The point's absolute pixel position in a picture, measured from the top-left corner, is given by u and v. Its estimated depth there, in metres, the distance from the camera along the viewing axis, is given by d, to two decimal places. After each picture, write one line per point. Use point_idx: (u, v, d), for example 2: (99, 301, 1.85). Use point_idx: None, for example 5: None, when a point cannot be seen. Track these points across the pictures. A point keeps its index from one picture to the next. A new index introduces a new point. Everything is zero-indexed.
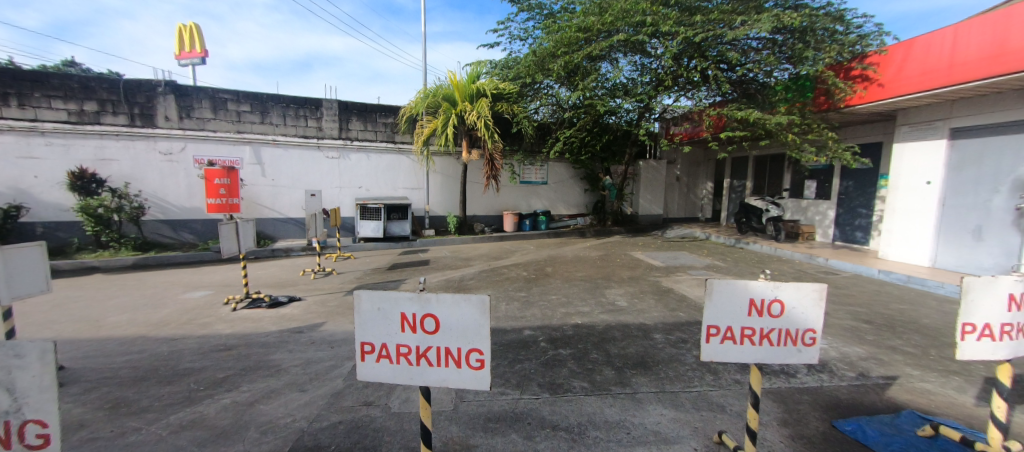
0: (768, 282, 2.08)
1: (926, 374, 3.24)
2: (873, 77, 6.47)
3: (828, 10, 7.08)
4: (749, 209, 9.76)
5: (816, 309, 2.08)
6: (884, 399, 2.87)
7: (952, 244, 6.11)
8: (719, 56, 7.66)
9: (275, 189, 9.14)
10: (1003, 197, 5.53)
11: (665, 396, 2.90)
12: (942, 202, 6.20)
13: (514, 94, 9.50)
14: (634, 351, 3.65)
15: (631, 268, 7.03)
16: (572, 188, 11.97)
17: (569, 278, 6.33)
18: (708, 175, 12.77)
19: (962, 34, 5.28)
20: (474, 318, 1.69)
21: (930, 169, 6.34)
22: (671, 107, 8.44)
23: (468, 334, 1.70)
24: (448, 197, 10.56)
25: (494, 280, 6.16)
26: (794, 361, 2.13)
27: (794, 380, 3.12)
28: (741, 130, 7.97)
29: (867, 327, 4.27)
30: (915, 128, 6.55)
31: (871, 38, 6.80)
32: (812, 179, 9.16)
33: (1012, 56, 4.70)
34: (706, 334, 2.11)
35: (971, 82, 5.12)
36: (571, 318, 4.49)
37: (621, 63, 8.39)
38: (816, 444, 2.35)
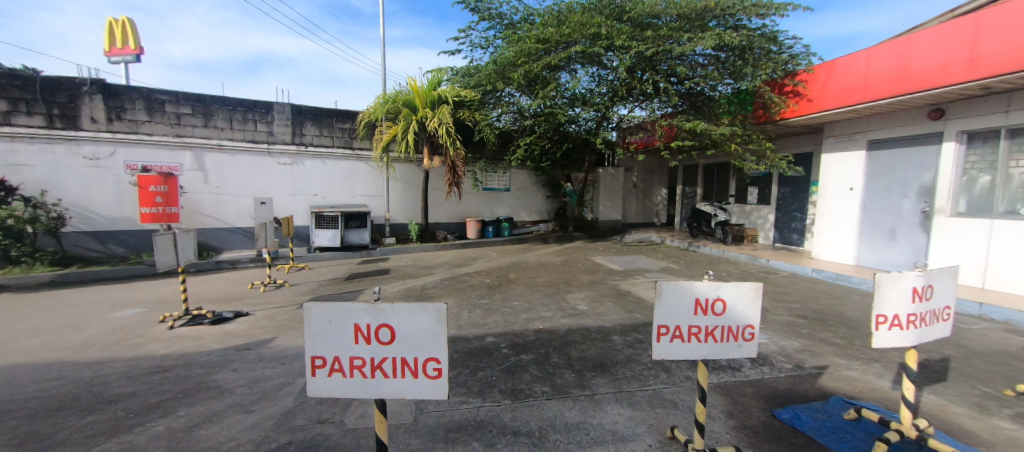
0: (711, 283, 2.23)
1: (851, 362, 3.57)
2: (803, 92, 7.09)
3: (764, 31, 7.68)
4: (699, 214, 10.34)
5: (753, 306, 2.25)
6: (816, 387, 3.13)
7: (872, 244, 6.77)
8: (669, 70, 8.10)
9: (220, 197, 8.59)
10: (911, 201, 6.22)
11: (622, 396, 3.00)
12: (863, 206, 6.87)
13: (476, 101, 9.52)
14: (593, 353, 3.75)
15: (591, 272, 7.21)
16: (534, 195, 12.12)
17: (531, 283, 6.40)
18: (662, 182, 13.39)
19: (874, 56, 5.93)
20: (430, 327, 1.68)
21: (852, 177, 7.02)
22: (626, 117, 8.81)
23: (424, 343, 1.69)
24: (409, 204, 10.37)
25: (456, 288, 6.11)
26: (735, 356, 2.29)
27: (739, 374, 3.33)
28: (690, 139, 8.44)
29: (802, 322, 4.64)
30: (839, 140, 7.24)
31: (801, 57, 7.44)
32: (754, 186, 9.85)
33: (916, 78, 5.33)
34: (657, 334, 2.21)
35: (883, 99, 5.75)
36: (533, 323, 4.55)
37: (579, 74, 8.66)
38: (757, 433, 2.52)
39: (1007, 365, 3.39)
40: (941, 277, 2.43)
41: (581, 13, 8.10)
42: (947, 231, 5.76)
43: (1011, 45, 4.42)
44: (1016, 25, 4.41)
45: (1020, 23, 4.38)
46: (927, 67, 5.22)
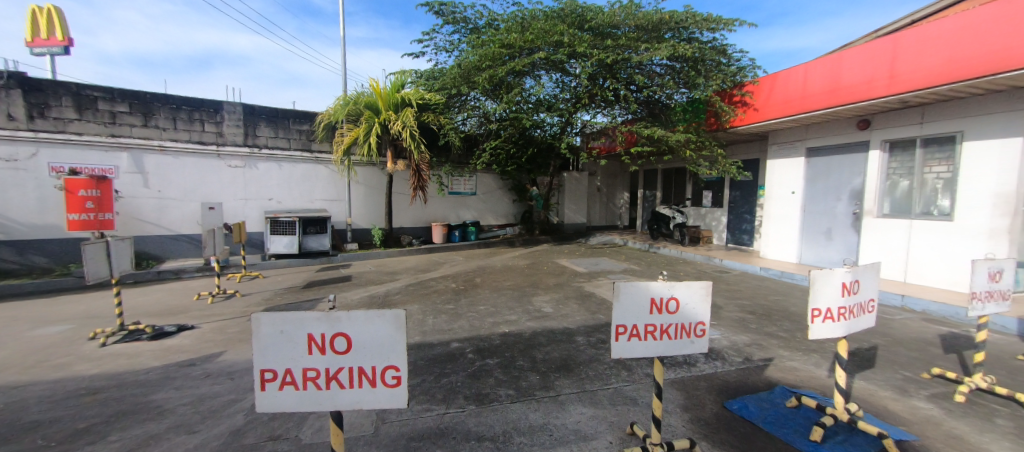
0: (664, 282, 2.33)
1: (794, 354, 3.84)
2: (750, 102, 7.57)
3: (715, 44, 8.15)
4: (658, 216, 10.77)
5: (704, 304, 2.38)
6: (763, 379, 3.34)
7: (812, 243, 7.31)
8: (629, 78, 8.40)
9: (162, 202, 8.02)
10: (844, 204, 6.78)
11: (585, 396, 3.06)
12: (803, 208, 7.42)
13: (441, 105, 9.45)
14: (558, 355, 3.80)
15: (556, 275, 7.31)
16: (500, 199, 12.15)
17: (497, 287, 6.40)
18: (624, 186, 13.83)
19: (810, 71, 6.45)
20: (389, 334, 1.66)
21: (794, 181, 7.56)
22: (589, 122, 9.05)
23: (383, 352, 1.67)
24: (372, 209, 10.11)
25: (421, 294, 6.01)
26: (688, 352, 2.40)
27: (694, 369, 3.49)
28: (649, 145, 8.78)
29: (751, 317, 4.94)
30: (783, 147, 7.78)
31: (748, 70, 7.95)
32: (708, 190, 10.38)
33: (846, 91, 5.83)
34: (616, 333, 2.28)
35: (818, 110, 6.25)
36: (499, 327, 4.56)
37: (543, 79, 8.81)
38: (710, 424, 2.65)
39: (924, 350, 3.76)
40: (865, 272, 2.67)
41: (544, 21, 8.27)
42: (874, 230, 6.32)
43: (927, 62, 4.95)
44: (931, 45, 4.95)
45: (934, 43, 4.92)
46: (855, 82, 5.74)
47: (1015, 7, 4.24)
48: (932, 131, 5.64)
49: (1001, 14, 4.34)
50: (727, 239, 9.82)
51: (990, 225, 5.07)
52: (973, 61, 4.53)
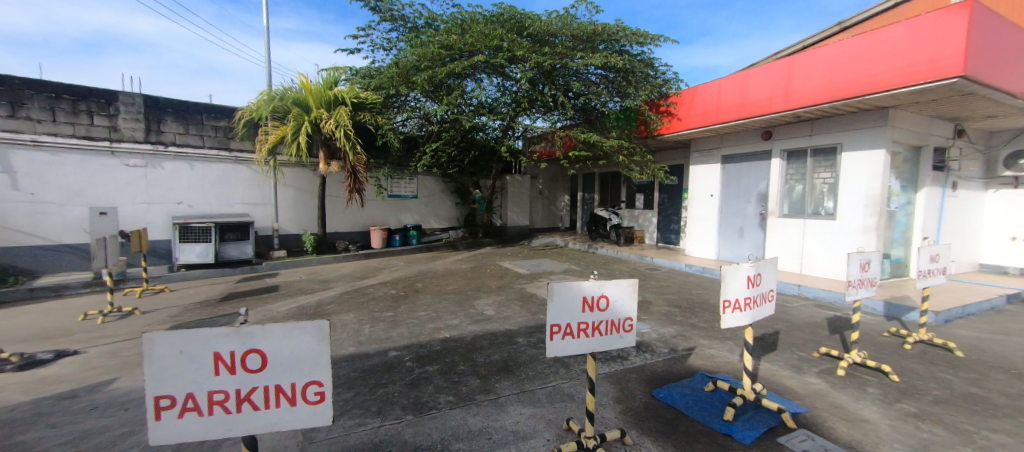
0: (595, 282, 2.44)
1: (713, 342, 4.20)
2: (675, 112, 8.17)
3: (644, 57, 8.69)
4: (597, 218, 11.25)
5: (631, 300, 2.53)
6: (686, 367, 3.62)
7: (728, 241, 8.06)
8: (566, 85, 8.70)
9: (38, 206, 6.87)
10: (753, 205, 7.56)
11: (525, 396, 3.10)
12: (720, 210, 8.16)
13: (378, 104, 9.06)
14: (498, 357, 3.82)
15: (499, 277, 7.34)
16: (443, 202, 11.94)
17: (439, 292, 6.28)
18: (564, 189, 14.26)
19: (723, 86, 7.11)
20: (311, 347, 1.58)
21: (712, 185, 8.29)
22: (530, 127, 9.22)
23: (304, 367, 1.59)
24: (301, 213, 9.45)
25: (357, 302, 5.71)
26: (618, 346, 2.54)
27: (626, 362, 3.69)
28: (586, 150, 9.14)
29: (677, 310, 5.33)
30: (702, 154, 8.49)
31: (672, 82, 8.50)
32: (640, 193, 11.03)
33: (752, 105, 6.54)
34: (550, 332, 2.32)
35: (730, 122, 6.94)
36: (440, 332, 4.47)
37: (484, 83, 8.83)
38: (639, 413, 2.82)
39: (815, 332, 4.31)
40: (766, 266, 3.00)
41: (484, 25, 8.32)
42: (776, 229, 7.12)
43: (816, 82, 5.68)
44: (817, 67, 5.70)
45: (820, 66, 5.66)
46: (759, 97, 6.45)
47: (881, 37, 5.02)
48: (819, 142, 6.50)
49: (867, 45, 5.16)
50: (658, 238, 10.49)
51: (862, 223, 5.93)
52: (853, 81, 5.27)
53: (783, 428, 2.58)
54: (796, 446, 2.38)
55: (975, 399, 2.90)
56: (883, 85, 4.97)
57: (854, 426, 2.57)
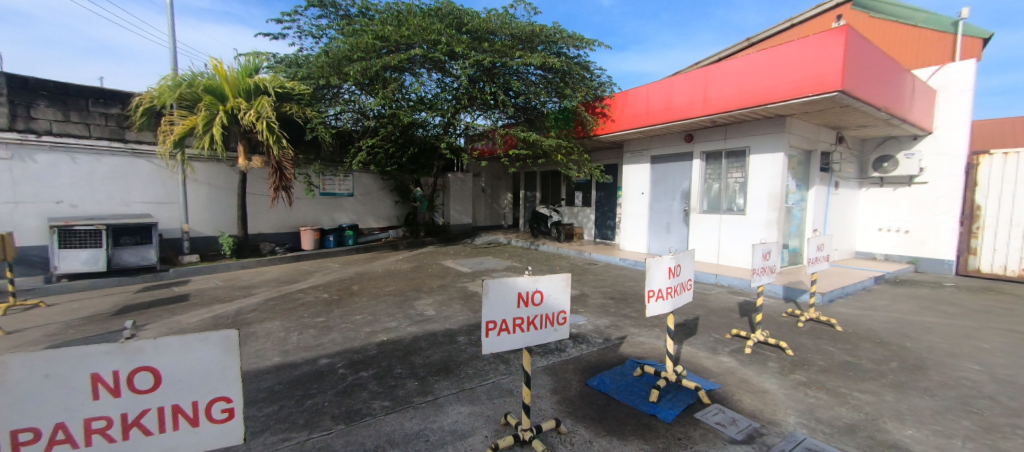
0: (529, 277, 2.48)
1: (642, 330, 4.47)
2: (609, 114, 8.57)
3: (580, 59, 8.95)
4: (538, 216, 11.46)
5: (563, 294, 2.61)
6: (618, 355, 3.81)
7: (657, 236, 8.62)
8: (506, 84, 8.73)
9: None
10: (678, 202, 8.16)
11: (464, 395, 3.08)
12: (650, 206, 8.70)
13: (307, 96, 8.40)
14: (438, 357, 3.76)
15: (441, 276, 7.21)
16: (381, 200, 11.44)
17: (376, 294, 6.03)
18: (507, 187, 14.34)
19: (651, 91, 7.57)
20: (216, 361, 1.50)
21: (643, 184, 8.81)
22: (471, 125, 9.14)
23: (207, 382, 1.50)
24: (217, 213, 8.56)
25: (284, 308, 5.31)
26: (552, 339, 2.61)
27: (563, 354, 3.81)
28: (527, 149, 9.25)
29: (611, 302, 5.61)
30: (634, 154, 8.99)
31: (607, 86, 8.88)
32: (579, 191, 11.41)
33: (676, 110, 7.05)
34: (485, 329, 2.31)
35: (657, 124, 7.43)
36: (376, 336, 4.29)
37: (423, 77, 8.61)
38: (574, 401, 2.92)
39: (729, 316, 4.77)
40: (684, 257, 3.26)
41: (421, 18, 8.11)
42: (697, 224, 7.75)
43: (728, 91, 6.25)
44: (728, 77, 6.28)
45: (731, 77, 6.24)
46: (681, 103, 6.97)
47: (779, 53, 5.66)
48: (731, 144, 7.19)
49: (768, 60, 5.79)
50: (596, 234, 10.93)
51: (766, 218, 6.67)
52: (758, 92, 5.88)
53: (699, 404, 2.82)
54: (709, 419, 2.62)
55: (850, 366, 3.38)
56: (782, 97, 5.62)
57: (757, 398, 2.88)
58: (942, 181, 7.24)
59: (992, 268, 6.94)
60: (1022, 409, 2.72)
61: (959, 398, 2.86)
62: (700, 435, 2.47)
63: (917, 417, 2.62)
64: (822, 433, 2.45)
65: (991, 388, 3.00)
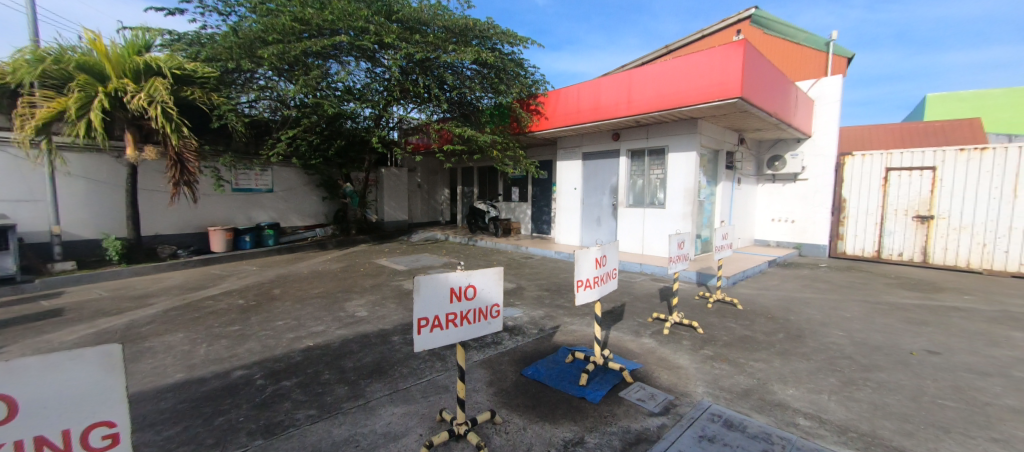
0: (462, 272, 2.47)
1: (575, 319, 4.68)
2: (543, 112, 8.78)
3: (515, 56, 9.01)
4: (475, 211, 11.44)
5: (496, 287, 2.65)
6: (551, 344, 3.96)
7: (589, 229, 9.04)
8: (439, 77, 8.55)
9: None
10: (607, 197, 8.61)
11: (397, 395, 3.00)
12: (582, 201, 9.09)
13: (214, 80, 7.57)
14: (370, 359, 3.62)
15: (374, 275, 6.93)
16: (305, 196, 10.65)
17: (301, 297, 5.62)
18: (444, 182, 14.10)
19: (581, 90, 7.88)
20: (94, 381, 1.36)
21: (575, 180, 9.17)
22: (403, 118, 8.83)
23: (83, 406, 1.35)
24: (99, 212, 7.42)
25: (191, 318, 4.77)
26: (486, 332, 2.63)
27: (499, 347, 3.87)
28: (462, 145, 9.16)
29: (547, 294, 5.80)
30: (567, 151, 9.31)
31: (541, 84, 9.06)
32: (515, 186, 11.55)
33: (604, 110, 7.42)
34: (418, 327, 2.26)
35: (587, 123, 7.76)
36: (301, 341, 4.02)
37: (350, 65, 8.15)
38: (508, 391, 2.99)
39: (651, 302, 5.16)
40: (609, 248, 3.46)
41: (346, 2, 7.67)
42: (624, 218, 8.25)
43: (649, 93, 6.72)
44: (649, 80, 6.73)
45: (651, 80, 6.70)
46: (609, 103, 7.34)
47: (691, 60, 6.19)
48: (652, 143, 7.74)
49: (682, 66, 6.31)
50: (532, 229, 11.16)
51: (682, 211, 7.30)
52: (674, 96, 6.41)
53: (623, 384, 3.03)
54: (632, 396, 2.83)
55: (748, 339, 3.85)
56: (694, 101, 6.16)
57: (672, 374, 3.17)
58: (820, 178, 8.44)
59: (855, 250, 8.25)
60: (872, 364, 3.30)
61: (828, 359, 3.39)
62: (623, 411, 2.66)
63: (797, 378, 3.06)
64: (724, 399, 2.77)
65: (851, 349, 3.60)
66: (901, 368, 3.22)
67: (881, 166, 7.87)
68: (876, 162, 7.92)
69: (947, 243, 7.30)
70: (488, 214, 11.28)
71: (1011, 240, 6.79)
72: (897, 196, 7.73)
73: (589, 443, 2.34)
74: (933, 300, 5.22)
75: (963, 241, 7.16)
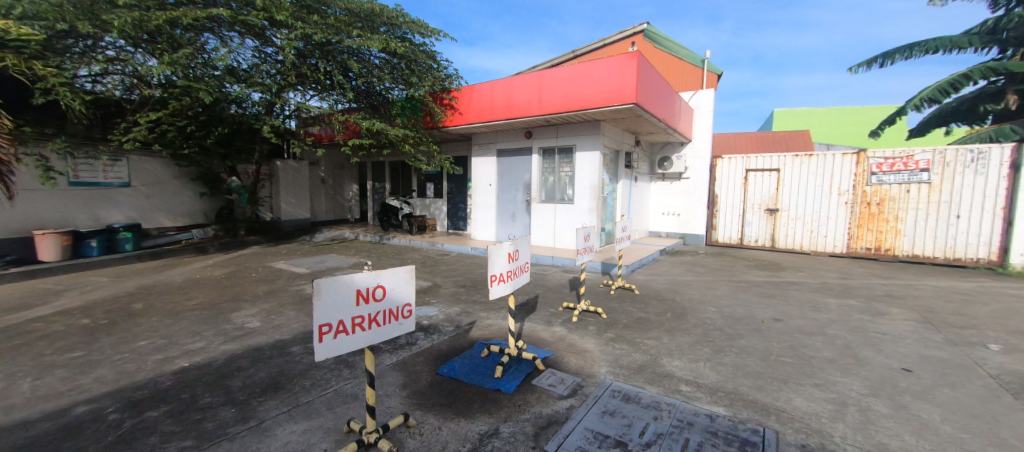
0: (370, 272, 2.36)
1: (489, 314, 4.76)
2: (457, 107, 8.66)
3: (427, 47, 8.74)
4: (387, 208, 10.93)
5: (408, 287, 2.58)
6: (466, 340, 3.98)
7: (504, 225, 9.22)
8: (343, 63, 7.98)
9: None
10: (521, 193, 8.86)
11: (297, 411, 2.76)
12: (498, 197, 9.23)
13: (39, 45, 6.15)
14: (264, 375, 3.28)
15: (270, 281, 6.26)
16: (178, 193, 9.18)
17: (174, 311, 4.84)
18: (352, 177, 13.22)
19: (494, 88, 7.98)
20: None
21: (490, 176, 9.27)
22: (301, 106, 8.07)
23: None
24: None
25: (10, 347, 3.82)
26: (397, 334, 2.55)
27: (413, 347, 3.77)
28: (370, 138, 8.66)
29: (462, 290, 5.79)
30: (481, 147, 9.37)
31: (454, 78, 8.95)
32: (430, 182, 11.28)
33: (517, 108, 7.61)
34: (319, 334, 2.10)
35: (500, 119, 7.89)
36: (172, 362, 3.48)
37: (232, 42, 7.26)
38: (422, 392, 2.93)
39: (561, 292, 5.46)
40: (521, 243, 3.58)
41: None
42: (537, 213, 8.58)
43: (557, 94, 7.06)
44: (557, 82, 7.07)
45: (558, 82, 7.05)
46: (522, 101, 7.54)
47: (593, 67, 6.66)
48: (561, 142, 8.15)
49: (585, 71, 6.75)
50: (448, 225, 11.03)
51: (588, 206, 7.84)
52: (579, 98, 6.83)
53: (535, 372, 3.17)
54: (544, 383, 2.98)
55: (643, 320, 4.29)
56: (597, 104, 6.64)
57: (579, 358, 3.40)
58: (699, 177, 9.68)
59: (725, 239, 9.65)
60: (735, 333, 3.92)
61: (705, 332, 3.93)
62: (535, 398, 2.79)
63: (681, 350, 3.50)
64: (622, 377, 3.05)
65: (721, 322, 4.21)
66: (756, 335, 3.87)
67: (743, 167, 9.30)
68: (739, 164, 9.35)
69: (787, 230, 8.91)
70: (401, 211, 10.86)
71: (829, 227, 8.50)
72: (753, 192, 9.21)
73: (503, 433, 2.41)
74: (780, 278, 6.35)
75: (798, 228, 8.80)
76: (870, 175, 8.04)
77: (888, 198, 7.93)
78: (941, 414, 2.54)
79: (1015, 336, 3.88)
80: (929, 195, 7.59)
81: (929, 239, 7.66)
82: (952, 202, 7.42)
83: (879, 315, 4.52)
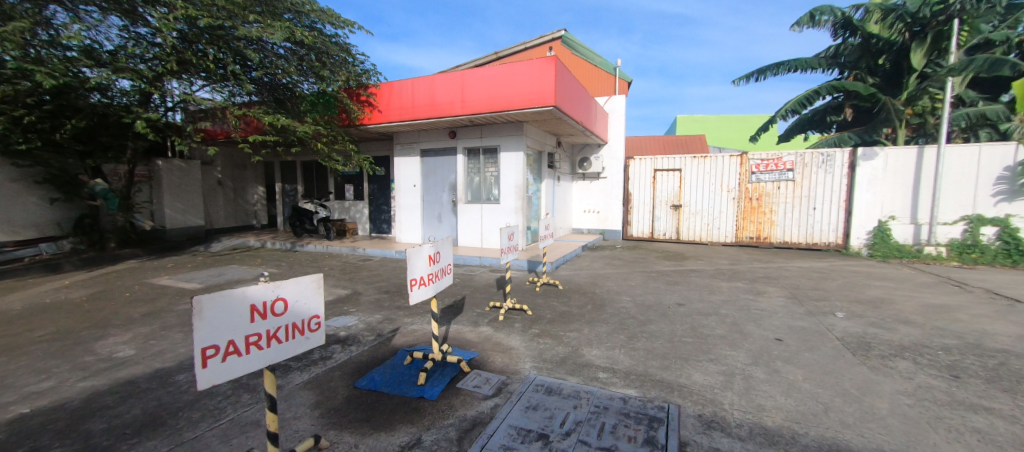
0: (268, 284, 2.12)
1: (414, 319, 4.60)
2: (375, 104, 8.23)
3: (340, 40, 8.15)
4: (300, 212, 10.05)
5: (314, 298, 2.38)
6: (389, 349, 3.80)
7: (430, 226, 9.01)
8: (238, 51, 7.12)
9: None
10: (447, 194, 8.71)
11: (183, 449, 2.40)
12: (423, 198, 8.97)
13: None
14: (137, 412, 2.79)
15: (151, 300, 5.39)
16: (18, 199, 7.49)
17: (9, 346, 3.92)
18: (257, 179, 11.94)
19: (414, 86, 7.74)
20: None
21: (414, 177, 8.97)
22: (186, 97, 7.05)
23: None
24: None
25: None
26: (302, 349, 2.34)
27: (328, 362, 3.50)
28: (275, 135, 7.85)
29: (385, 297, 5.53)
30: (403, 147, 9.03)
31: (371, 74, 8.46)
32: (348, 184, 10.60)
33: (439, 108, 7.45)
34: (202, 358, 1.83)
35: (421, 118, 7.67)
36: (7, 410, 2.82)
37: (89, 18, 6.11)
38: (337, 409, 2.73)
39: (488, 292, 5.46)
40: (443, 244, 3.50)
41: None
42: (464, 214, 8.51)
43: (479, 95, 7.05)
44: (478, 83, 7.06)
45: (480, 82, 7.05)
46: (444, 100, 7.40)
47: (513, 69, 6.76)
48: (485, 142, 8.17)
49: (506, 72, 6.83)
50: (370, 229, 10.46)
51: (514, 206, 7.97)
52: (500, 99, 6.90)
53: (460, 375, 3.12)
54: (469, 385, 2.95)
55: (566, 314, 4.45)
56: (517, 106, 6.76)
57: (504, 356, 3.44)
58: (615, 176, 10.36)
59: (637, 233, 10.46)
60: (646, 319, 4.25)
61: (620, 321, 4.21)
62: (460, 402, 2.75)
63: (599, 340, 3.71)
64: (544, 371, 3.14)
65: (635, 309, 4.54)
66: (663, 319, 4.24)
67: (651, 167, 10.17)
68: (648, 165, 10.21)
69: (689, 224, 9.92)
70: (316, 215, 10.08)
71: (721, 220, 9.64)
72: (660, 190, 10.11)
73: (426, 441, 2.34)
74: (684, 266, 7.06)
75: (697, 222, 9.85)
76: (751, 175, 9.27)
77: (765, 194, 9.22)
78: (803, 374, 3.00)
79: (855, 304, 4.76)
80: (795, 191, 8.97)
81: (795, 229, 9.05)
82: (810, 197, 8.85)
83: (760, 294, 5.24)
